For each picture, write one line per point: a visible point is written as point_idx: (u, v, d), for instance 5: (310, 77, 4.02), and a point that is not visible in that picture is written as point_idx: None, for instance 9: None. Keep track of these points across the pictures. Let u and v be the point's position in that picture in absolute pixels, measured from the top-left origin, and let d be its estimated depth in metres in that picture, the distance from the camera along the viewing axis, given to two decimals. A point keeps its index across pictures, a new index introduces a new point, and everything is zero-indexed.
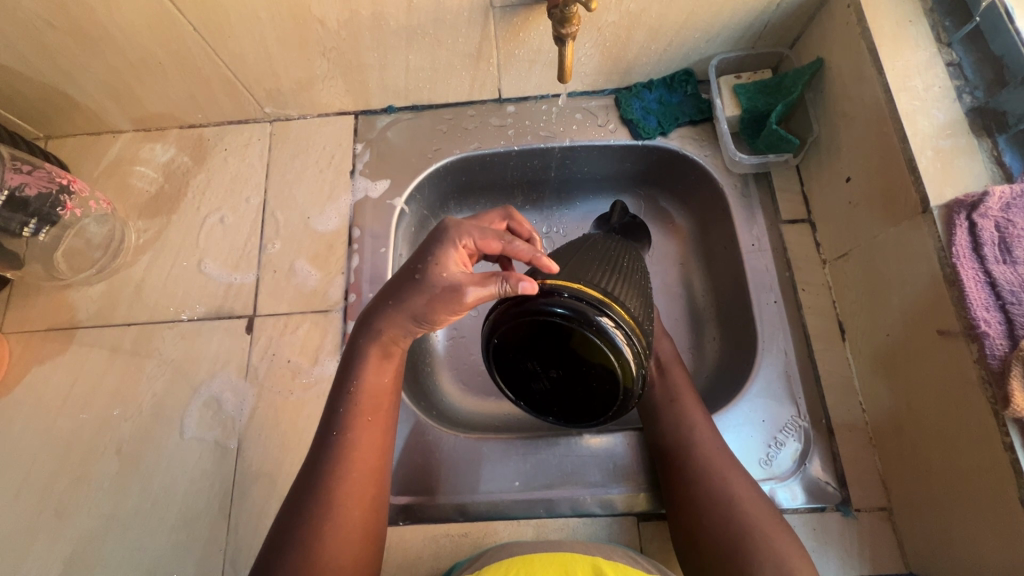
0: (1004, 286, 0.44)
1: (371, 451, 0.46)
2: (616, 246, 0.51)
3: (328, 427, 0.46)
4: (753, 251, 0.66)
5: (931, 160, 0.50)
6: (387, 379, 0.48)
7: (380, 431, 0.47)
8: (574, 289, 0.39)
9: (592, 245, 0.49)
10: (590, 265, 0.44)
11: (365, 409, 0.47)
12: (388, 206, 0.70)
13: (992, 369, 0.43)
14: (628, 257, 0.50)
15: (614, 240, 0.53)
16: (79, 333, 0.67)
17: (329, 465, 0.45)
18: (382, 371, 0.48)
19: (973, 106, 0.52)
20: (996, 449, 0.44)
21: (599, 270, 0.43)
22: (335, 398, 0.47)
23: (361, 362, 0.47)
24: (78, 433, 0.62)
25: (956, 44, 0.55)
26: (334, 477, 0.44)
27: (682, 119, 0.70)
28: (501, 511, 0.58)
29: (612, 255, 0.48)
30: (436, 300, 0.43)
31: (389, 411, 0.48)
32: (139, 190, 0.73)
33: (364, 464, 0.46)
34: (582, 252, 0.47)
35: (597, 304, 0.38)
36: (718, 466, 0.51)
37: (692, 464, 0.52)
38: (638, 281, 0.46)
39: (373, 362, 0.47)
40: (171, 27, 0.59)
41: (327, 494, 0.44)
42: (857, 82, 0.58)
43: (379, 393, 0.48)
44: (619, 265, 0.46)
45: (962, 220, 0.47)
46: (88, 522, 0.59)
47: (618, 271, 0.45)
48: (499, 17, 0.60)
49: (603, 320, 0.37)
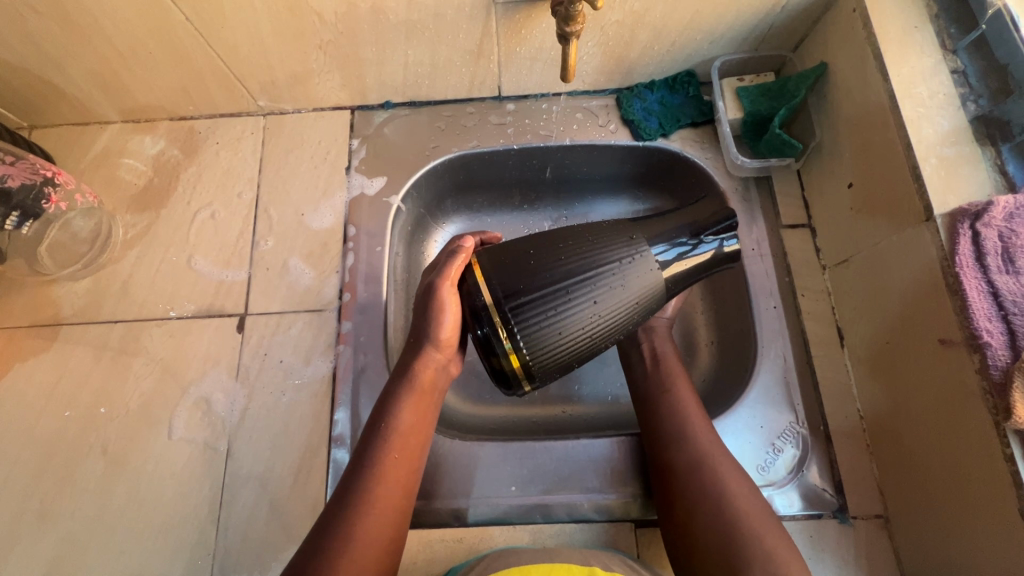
0: (1006, 296, 0.44)
1: (394, 488, 0.46)
2: (616, 267, 0.45)
3: (357, 464, 0.46)
4: (752, 256, 0.66)
5: (935, 168, 0.50)
6: (420, 417, 0.49)
7: (408, 471, 0.47)
8: (489, 295, 0.44)
9: (590, 262, 0.45)
10: (549, 281, 0.44)
11: (395, 449, 0.47)
12: (384, 204, 0.69)
13: (994, 381, 0.43)
14: (618, 280, 0.45)
15: (636, 259, 0.46)
16: (65, 329, 0.65)
17: (351, 499, 0.44)
18: (419, 412, 0.49)
19: (977, 114, 0.52)
20: (995, 460, 0.44)
21: (547, 291, 0.44)
22: (368, 433, 0.48)
23: (396, 402, 0.48)
24: (62, 433, 0.61)
25: (961, 51, 0.54)
26: (353, 511, 0.44)
27: (683, 121, 0.70)
28: (499, 517, 0.57)
29: (593, 281, 0.45)
30: (431, 307, 0.47)
31: (419, 449, 0.49)
32: (128, 183, 0.71)
33: (386, 502, 0.45)
34: (567, 259, 0.45)
35: (490, 322, 0.43)
36: (718, 474, 0.49)
37: (690, 471, 0.50)
38: (589, 320, 0.45)
39: (412, 402, 0.48)
40: (162, 15, 0.57)
41: (343, 531, 0.43)
42: (861, 88, 0.57)
43: (414, 432, 0.48)
44: (585, 293, 0.45)
45: (965, 229, 0.47)
46: (73, 525, 0.57)
47: (569, 301, 0.44)
48: (502, 13, 0.59)
49: (484, 333, 0.44)
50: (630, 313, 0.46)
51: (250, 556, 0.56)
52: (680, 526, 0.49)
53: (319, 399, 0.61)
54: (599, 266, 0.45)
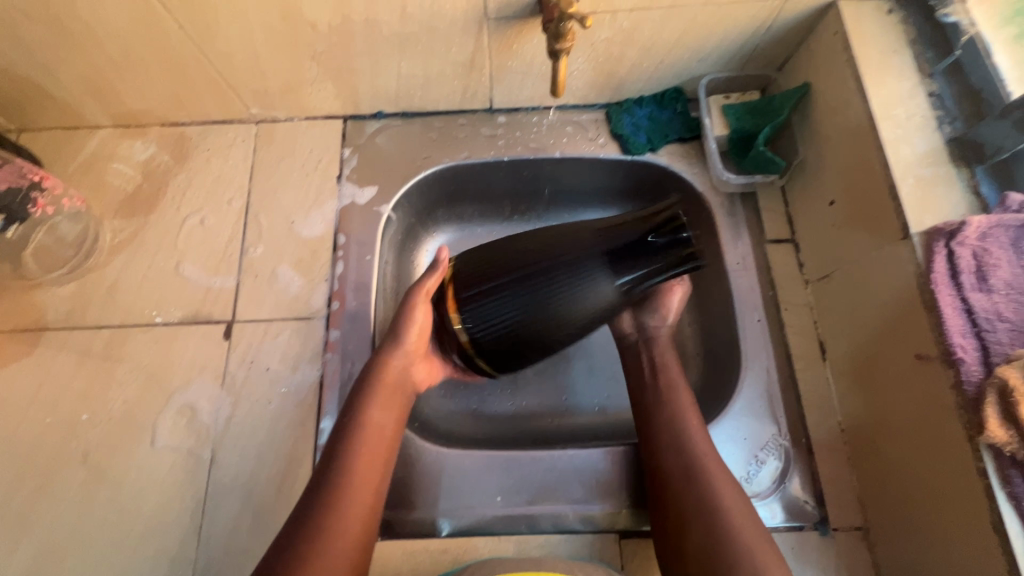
0: (979, 313, 0.46)
1: (364, 482, 0.48)
2: (557, 266, 0.49)
3: (330, 460, 0.49)
4: (737, 269, 0.67)
5: (912, 188, 0.52)
6: (388, 414, 0.52)
7: (377, 465, 0.50)
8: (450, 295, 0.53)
9: (539, 269, 0.50)
10: (504, 286, 0.50)
11: (368, 446, 0.49)
12: (375, 213, 0.69)
13: (968, 396, 0.45)
14: (560, 278, 0.49)
15: (582, 269, 0.49)
16: (48, 335, 0.64)
17: (325, 497, 0.46)
18: (386, 408, 0.52)
19: (953, 136, 0.54)
20: (969, 473, 0.45)
21: (494, 290, 0.51)
22: (341, 432, 0.50)
23: (365, 400, 0.52)
24: (41, 440, 0.60)
25: (938, 75, 0.56)
26: (328, 506, 0.46)
27: (671, 136, 0.71)
28: (484, 526, 0.57)
29: (539, 288, 0.49)
30: (402, 310, 0.55)
31: (389, 445, 0.51)
32: (116, 187, 0.71)
33: (358, 495, 0.47)
34: (518, 260, 0.51)
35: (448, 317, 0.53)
36: (708, 476, 0.51)
37: (682, 475, 0.51)
38: (534, 314, 0.50)
39: (381, 398, 0.52)
40: (154, 22, 0.57)
41: (319, 527, 0.44)
42: (842, 108, 0.59)
43: (383, 426, 0.51)
44: (527, 291, 0.50)
45: (940, 248, 0.48)
46: (51, 534, 0.57)
47: (513, 298, 0.50)
48: (494, 28, 0.60)
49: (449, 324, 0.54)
50: (579, 307, 0.50)
51: (232, 566, 0.55)
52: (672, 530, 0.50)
53: (305, 407, 0.61)
54: (545, 274, 0.49)
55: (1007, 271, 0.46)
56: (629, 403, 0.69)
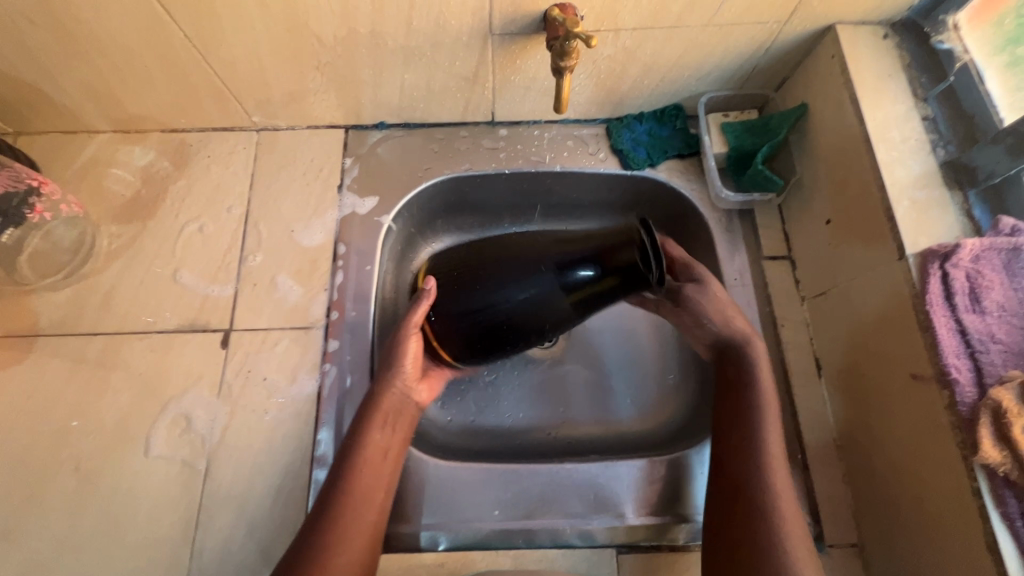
0: (974, 335, 0.47)
1: (365, 509, 0.48)
2: (516, 297, 0.50)
3: (331, 484, 0.49)
4: (735, 285, 0.67)
5: (907, 210, 0.53)
6: (388, 437, 0.52)
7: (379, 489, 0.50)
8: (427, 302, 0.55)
9: (502, 281, 0.51)
10: (465, 299, 0.53)
11: (365, 476, 0.49)
12: (376, 223, 0.69)
13: (963, 416, 0.45)
14: (518, 306, 0.50)
15: (533, 280, 0.49)
16: (40, 341, 0.63)
17: (326, 521, 0.47)
18: (385, 431, 0.52)
19: (946, 159, 0.55)
20: (964, 492, 0.45)
21: (464, 309, 0.53)
22: (341, 455, 0.51)
23: (365, 424, 0.52)
24: (32, 449, 0.59)
25: (931, 100, 0.58)
26: (326, 535, 0.46)
27: (670, 152, 0.72)
28: (480, 540, 0.57)
29: (495, 302, 0.51)
30: (396, 345, 0.55)
31: (391, 468, 0.51)
32: (114, 193, 0.70)
33: (357, 523, 0.47)
34: (486, 283, 0.52)
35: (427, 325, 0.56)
36: (775, 507, 0.46)
37: (755, 504, 0.47)
38: (495, 336, 0.53)
39: (378, 421, 0.52)
40: (159, 30, 0.57)
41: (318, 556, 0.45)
42: (838, 129, 0.60)
43: (383, 448, 0.51)
44: (491, 316, 0.52)
45: (935, 269, 0.49)
46: (40, 545, 0.56)
47: (479, 319, 0.52)
48: (498, 43, 0.60)
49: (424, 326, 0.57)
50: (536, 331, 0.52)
51: None
52: (724, 571, 0.45)
53: (303, 418, 0.61)
54: (506, 296, 0.50)
55: (1000, 293, 0.47)
56: (625, 417, 0.69)
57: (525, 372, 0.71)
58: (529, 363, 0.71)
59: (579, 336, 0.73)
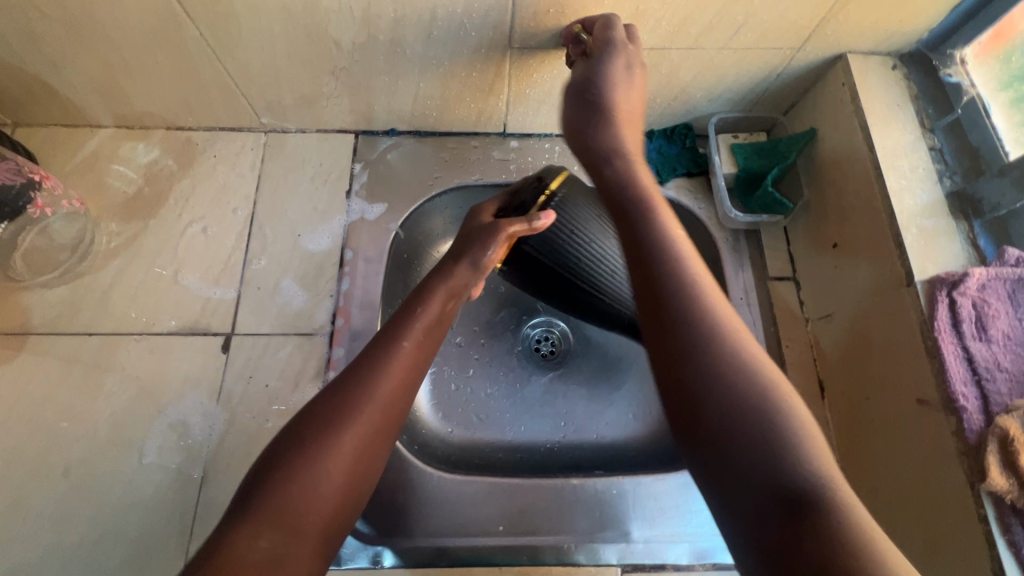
0: (980, 363, 0.48)
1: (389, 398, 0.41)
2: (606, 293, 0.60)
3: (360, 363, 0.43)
4: (741, 304, 0.68)
5: (916, 237, 0.54)
6: (431, 334, 0.46)
7: (405, 382, 0.43)
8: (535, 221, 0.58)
9: (607, 272, 0.60)
10: (559, 245, 0.59)
11: (400, 361, 0.43)
12: (383, 230, 0.68)
13: (969, 443, 0.46)
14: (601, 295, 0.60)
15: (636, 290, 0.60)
16: (32, 341, 0.61)
17: (347, 397, 0.40)
18: (434, 324, 0.47)
19: (952, 189, 0.57)
20: (970, 519, 0.46)
21: (561, 260, 0.59)
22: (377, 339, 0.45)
23: (427, 300, 0.48)
24: (18, 453, 0.57)
25: (939, 131, 0.60)
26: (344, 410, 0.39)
27: (679, 171, 0.73)
28: (481, 556, 0.57)
29: (592, 280, 0.60)
30: (491, 235, 0.52)
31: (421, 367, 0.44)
32: (115, 190, 0.69)
33: (376, 406, 0.40)
34: (595, 264, 0.60)
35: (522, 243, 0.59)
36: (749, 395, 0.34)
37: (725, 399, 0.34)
38: (557, 293, 0.62)
39: (440, 301, 0.49)
40: (174, 28, 0.56)
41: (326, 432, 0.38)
42: (847, 155, 0.61)
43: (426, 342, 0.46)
44: (579, 284, 0.60)
45: (943, 297, 0.50)
46: (23, 553, 0.53)
47: (563, 273, 0.60)
48: (516, 57, 0.61)
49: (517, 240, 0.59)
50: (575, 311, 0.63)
51: None
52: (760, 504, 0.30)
53: None
54: (606, 289, 0.60)
55: (1005, 322, 0.48)
56: (627, 433, 0.69)
57: (528, 383, 0.70)
58: (532, 375, 0.71)
59: (582, 348, 0.72)
